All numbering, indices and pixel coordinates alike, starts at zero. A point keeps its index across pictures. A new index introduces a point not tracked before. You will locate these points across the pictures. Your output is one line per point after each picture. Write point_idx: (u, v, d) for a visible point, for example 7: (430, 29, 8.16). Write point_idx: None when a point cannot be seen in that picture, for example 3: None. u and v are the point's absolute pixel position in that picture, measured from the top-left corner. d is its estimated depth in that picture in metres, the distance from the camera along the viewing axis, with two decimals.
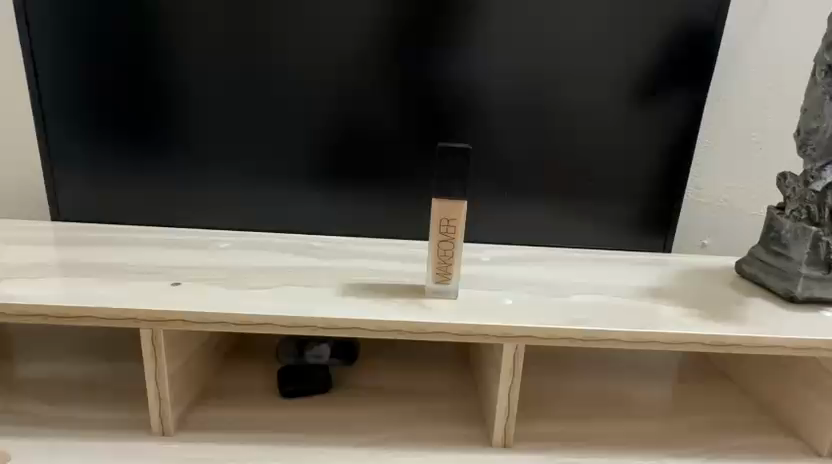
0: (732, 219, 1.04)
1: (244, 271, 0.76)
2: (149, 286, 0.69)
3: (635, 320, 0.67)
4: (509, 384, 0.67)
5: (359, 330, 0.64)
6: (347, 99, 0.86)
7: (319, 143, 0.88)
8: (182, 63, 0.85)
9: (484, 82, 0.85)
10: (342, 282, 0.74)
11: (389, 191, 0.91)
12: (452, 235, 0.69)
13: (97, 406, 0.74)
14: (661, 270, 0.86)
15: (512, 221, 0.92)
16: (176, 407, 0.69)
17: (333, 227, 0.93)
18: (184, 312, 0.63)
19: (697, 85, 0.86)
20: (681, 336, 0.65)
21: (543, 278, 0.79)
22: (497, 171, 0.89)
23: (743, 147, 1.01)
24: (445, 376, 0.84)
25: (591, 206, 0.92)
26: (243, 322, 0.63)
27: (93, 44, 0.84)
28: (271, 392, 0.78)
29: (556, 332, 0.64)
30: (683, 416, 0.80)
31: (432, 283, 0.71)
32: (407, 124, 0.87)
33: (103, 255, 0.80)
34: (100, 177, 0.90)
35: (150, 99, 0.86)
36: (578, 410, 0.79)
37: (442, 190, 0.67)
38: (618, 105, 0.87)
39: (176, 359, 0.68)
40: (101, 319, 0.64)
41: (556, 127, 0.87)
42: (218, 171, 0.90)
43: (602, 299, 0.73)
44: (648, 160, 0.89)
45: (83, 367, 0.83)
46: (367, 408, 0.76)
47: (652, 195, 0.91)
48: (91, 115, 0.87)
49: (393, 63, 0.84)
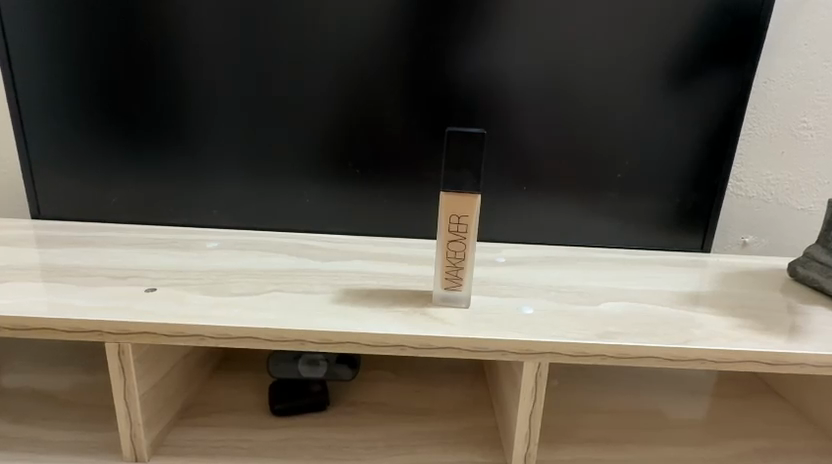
0: (775, 214, 0.95)
1: (229, 274, 0.68)
2: (119, 293, 0.61)
3: (678, 333, 0.58)
4: (529, 409, 0.58)
5: (356, 345, 0.56)
6: (347, 85, 0.78)
7: (319, 133, 0.80)
8: (164, 45, 0.77)
9: (499, 64, 0.76)
10: (337, 287, 0.65)
11: (395, 185, 0.82)
12: (463, 234, 0.60)
13: (68, 426, 0.67)
14: (699, 273, 0.76)
15: (531, 218, 0.83)
16: (152, 429, 0.62)
17: (334, 226, 0.85)
18: (154, 324, 0.55)
19: (741, 64, 0.76)
20: (731, 353, 0.56)
21: (566, 283, 0.70)
22: (513, 163, 0.80)
23: (791, 134, 0.91)
24: (458, 393, 0.75)
25: (619, 202, 0.82)
26: (221, 336, 0.55)
27: (67, 25, 0.76)
28: (260, 411, 0.70)
29: (584, 348, 0.55)
30: (725, 441, 0.71)
31: (440, 289, 0.62)
32: (413, 112, 0.78)
33: (78, 256, 0.73)
34: (82, 172, 0.83)
35: (132, 87, 0.79)
36: (607, 433, 0.70)
37: (451, 182, 0.58)
38: (650, 88, 0.77)
39: (149, 377, 0.60)
40: (62, 332, 0.56)
41: (580, 113, 0.78)
42: (208, 164, 0.82)
43: (635, 307, 0.64)
44: (684, 150, 0.80)
45: (59, 380, 0.75)
46: (369, 430, 0.68)
47: (690, 188, 0.81)
48: (68, 104, 0.80)
49: (397, 44, 0.75)
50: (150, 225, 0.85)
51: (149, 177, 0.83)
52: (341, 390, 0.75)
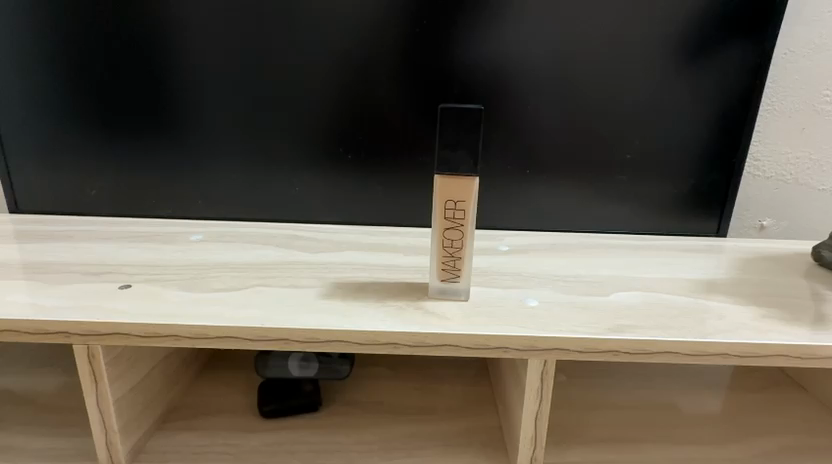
0: (795, 195, 0.90)
1: (211, 269, 0.63)
2: (91, 290, 0.57)
3: (698, 325, 0.54)
4: (535, 409, 0.54)
5: (346, 344, 0.51)
6: (336, 66, 0.72)
7: (308, 117, 0.75)
8: (138, 25, 0.71)
9: (500, 37, 0.71)
10: (327, 281, 0.61)
11: (389, 171, 0.78)
12: (460, 221, 0.56)
13: (45, 432, 0.63)
14: (717, 259, 0.71)
15: (536, 204, 0.78)
16: (129, 436, 0.58)
17: (326, 215, 0.80)
18: (124, 324, 0.51)
19: (760, 34, 0.71)
20: (756, 347, 0.51)
21: (574, 273, 0.65)
22: (516, 145, 0.75)
23: (813, 109, 0.85)
24: (460, 391, 0.71)
25: (629, 184, 0.77)
26: (199, 336, 0.51)
27: (33, 3, 0.71)
28: (249, 414, 0.66)
29: (593, 343, 0.51)
30: (745, 437, 0.66)
31: (437, 282, 0.58)
32: (408, 93, 0.73)
33: (53, 251, 0.69)
34: (56, 162, 0.78)
35: (108, 70, 0.73)
36: (619, 432, 0.66)
37: (447, 164, 0.53)
38: (663, 62, 0.72)
39: (125, 380, 0.56)
40: (27, 335, 0.52)
41: (587, 90, 0.73)
42: (191, 153, 0.77)
43: (648, 297, 0.59)
44: (699, 128, 0.74)
45: (37, 384, 0.72)
46: (365, 432, 0.64)
47: (704, 168, 0.76)
48: (40, 90, 0.75)
49: (388, 18, 0.70)
50: (133, 217, 0.81)
51: (131, 167, 0.78)
52: (335, 389, 0.71)
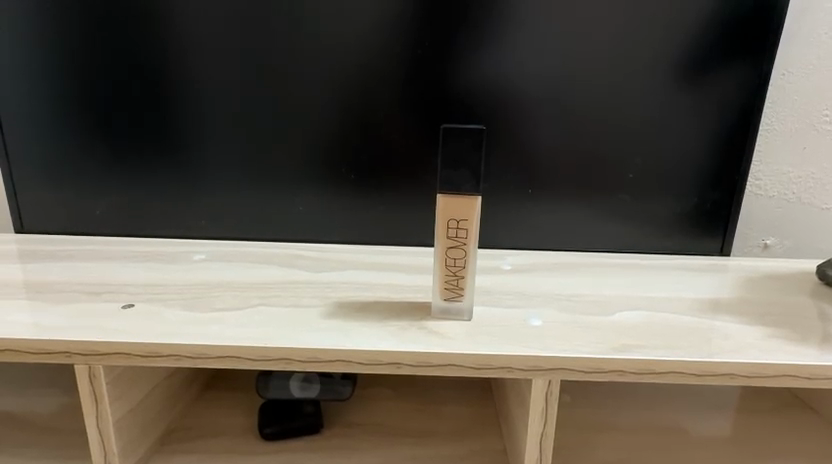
0: (798, 214, 0.90)
1: (212, 288, 0.63)
2: (94, 309, 0.57)
3: (703, 344, 0.53)
4: (539, 431, 0.53)
5: (346, 364, 0.51)
6: (338, 87, 0.73)
7: (311, 138, 0.75)
8: (145, 46, 0.72)
9: (501, 60, 0.71)
10: (329, 300, 0.61)
11: (391, 191, 0.78)
12: (463, 241, 0.56)
13: (45, 455, 0.63)
14: (721, 278, 0.71)
15: (538, 223, 0.78)
16: (128, 457, 0.57)
17: (327, 235, 0.80)
18: (125, 344, 0.51)
19: (759, 55, 0.71)
20: (763, 367, 0.51)
21: (577, 292, 0.65)
22: (518, 164, 0.75)
23: (813, 129, 0.86)
24: (464, 412, 0.70)
25: (632, 204, 0.77)
26: (199, 357, 0.51)
27: (42, 26, 0.72)
28: (249, 435, 0.66)
29: (596, 364, 0.51)
30: (752, 460, 0.65)
31: (440, 302, 0.57)
32: (410, 114, 0.74)
33: (57, 271, 0.69)
34: (61, 182, 0.79)
35: (114, 91, 0.74)
36: (624, 454, 0.65)
37: (449, 183, 0.53)
38: (664, 83, 0.72)
39: (125, 401, 0.56)
40: (28, 355, 0.52)
41: (588, 111, 0.73)
42: (195, 172, 0.77)
43: (652, 316, 0.59)
44: (700, 148, 0.75)
45: (37, 405, 0.71)
46: (367, 454, 0.63)
47: (706, 188, 0.76)
48: (46, 111, 0.75)
49: (391, 41, 0.71)
50: (136, 236, 0.81)
51: (135, 185, 0.78)
52: (336, 410, 0.70)
